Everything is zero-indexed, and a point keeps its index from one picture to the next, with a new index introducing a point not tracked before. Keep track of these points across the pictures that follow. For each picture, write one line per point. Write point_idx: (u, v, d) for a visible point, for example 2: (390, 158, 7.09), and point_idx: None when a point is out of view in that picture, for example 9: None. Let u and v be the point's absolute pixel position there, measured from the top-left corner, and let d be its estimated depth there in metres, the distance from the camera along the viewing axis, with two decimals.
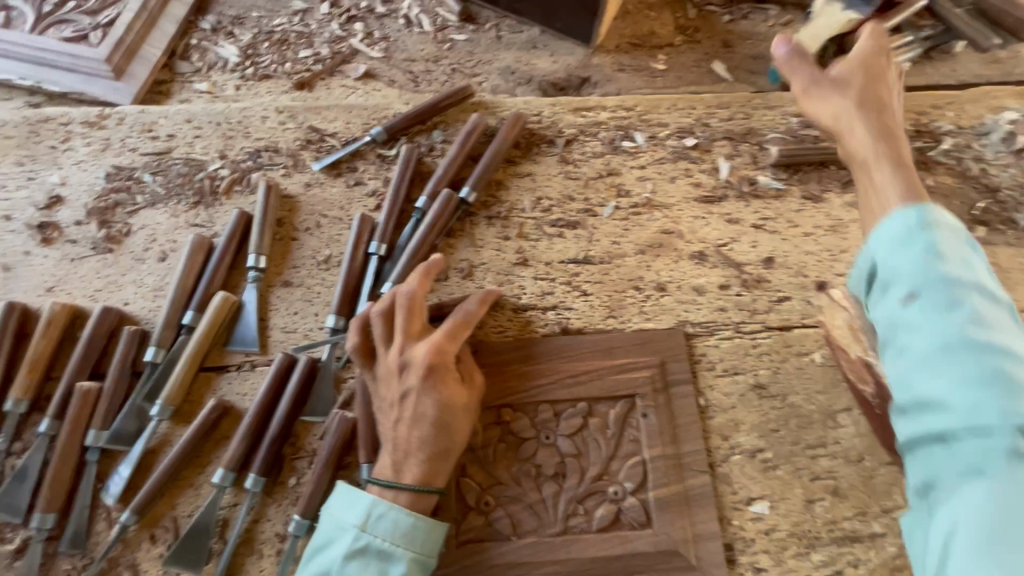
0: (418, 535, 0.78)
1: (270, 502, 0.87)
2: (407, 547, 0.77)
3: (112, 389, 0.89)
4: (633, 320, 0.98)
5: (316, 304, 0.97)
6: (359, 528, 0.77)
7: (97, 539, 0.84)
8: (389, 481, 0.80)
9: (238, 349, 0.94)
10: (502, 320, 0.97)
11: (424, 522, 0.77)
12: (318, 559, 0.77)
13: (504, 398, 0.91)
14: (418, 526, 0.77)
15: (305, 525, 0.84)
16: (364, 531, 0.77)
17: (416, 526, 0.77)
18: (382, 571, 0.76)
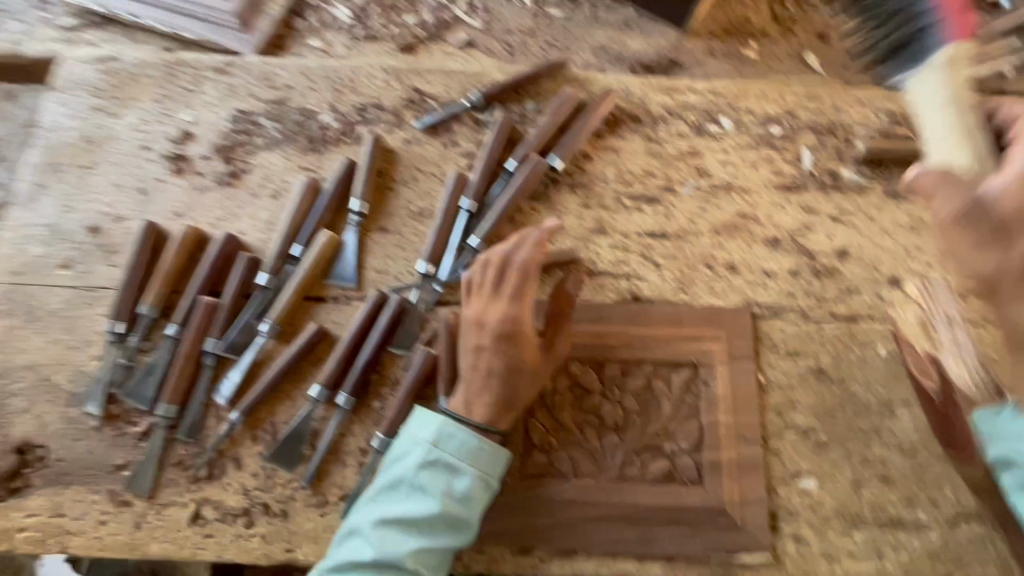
0: (483, 456, 0.86)
1: (356, 420, 0.97)
2: (472, 465, 0.85)
3: (228, 306, 1.00)
4: (703, 295, 1.03)
5: (407, 251, 1.06)
6: (431, 444, 0.86)
7: (209, 433, 0.97)
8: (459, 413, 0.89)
9: (337, 283, 1.04)
10: (577, 282, 1.04)
11: (489, 445, 0.85)
12: (393, 469, 0.86)
13: (574, 353, 0.97)
14: (483, 448, 0.86)
15: (385, 443, 0.95)
16: (435, 447, 0.85)
17: (481, 448, 0.86)
18: (451, 483, 0.84)
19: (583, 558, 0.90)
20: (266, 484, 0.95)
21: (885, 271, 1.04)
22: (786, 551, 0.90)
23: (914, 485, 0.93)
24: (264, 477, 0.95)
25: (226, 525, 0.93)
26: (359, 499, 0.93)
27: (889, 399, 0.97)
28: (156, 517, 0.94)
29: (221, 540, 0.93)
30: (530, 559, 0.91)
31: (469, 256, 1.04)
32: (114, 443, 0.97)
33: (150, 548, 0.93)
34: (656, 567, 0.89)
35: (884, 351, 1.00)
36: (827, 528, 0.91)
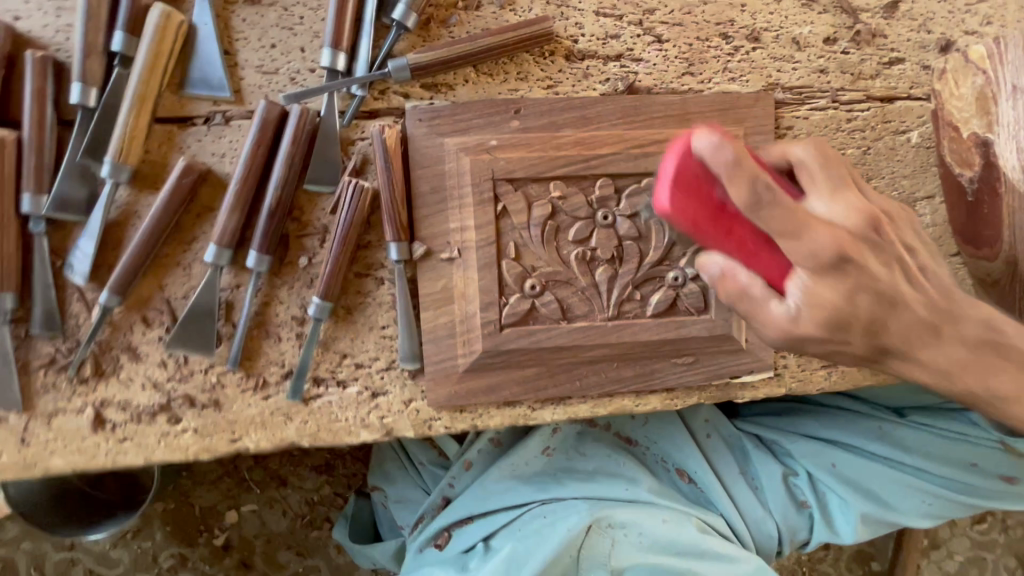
0: None
1: (280, 284, 0.74)
2: None
3: (36, 142, 0.65)
4: (715, 79, 0.78)
5: (301, 35, 0.70)
6: None
7: (77, 322, 0.72)
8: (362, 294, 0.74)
9: (202, 94, 0.69)
10: (553, 71, 0.75)
11: None
12: None
13: (555, 172, 0.74)
14: None
15: (328, 309, 0.73)
16: None
17: None
18: None
19: (576, 401, 0.81)
20: (180, 375, 0.74)
21: (937, 32, 0.82)
22: (784, 365, 0.85)
23: None
24: (175, 367, 0.74)
25: (144, 426, 0.74)
26: (308, 375, 0.76)
27: (911, 194, 0.85)
28: (45, 427, 0.73)
29: (143, 442, 0.75)
30: (519, 410, 0.81)
31: (396, 36, 0.70)
32: None
33: (52, 463, 0.74)
34: (652, 399, 0.83)
35: (917, 138, 0.84)
36: None
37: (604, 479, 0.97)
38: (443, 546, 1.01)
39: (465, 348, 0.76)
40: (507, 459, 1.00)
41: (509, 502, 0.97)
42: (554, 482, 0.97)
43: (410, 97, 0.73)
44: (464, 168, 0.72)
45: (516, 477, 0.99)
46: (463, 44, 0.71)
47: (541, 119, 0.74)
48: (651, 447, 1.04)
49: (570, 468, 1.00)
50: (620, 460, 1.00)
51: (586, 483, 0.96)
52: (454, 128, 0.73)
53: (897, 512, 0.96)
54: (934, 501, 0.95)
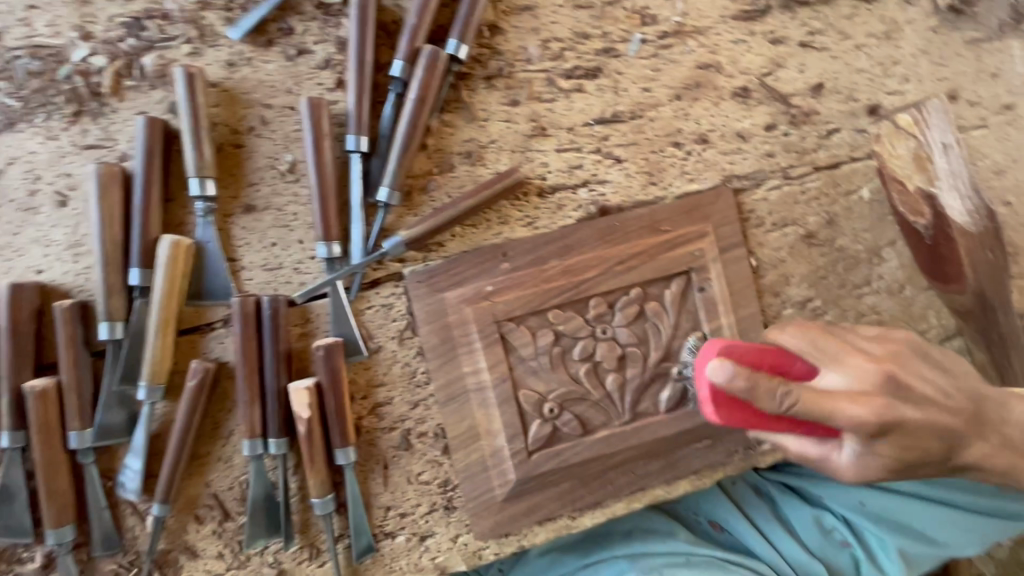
0: None
1: (307, 476, 0.76)
2: None
3: (75, 382, 0.71)
4: (675, 183, 0.85)
5: (297, 228, 0.77)
6: None
7: (133, 535, 0.75)
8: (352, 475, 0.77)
9: (216, 302, 0.75)
10: (529, 209, 0.82)
11: None
12: None
13: (549, 301, 0.80)
14: None
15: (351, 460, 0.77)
16: None
17: None
18: None
19: (613, 502, 0.85)
20: (238, 562, 0.77)
21: (863, 99, 0.90)
22: None
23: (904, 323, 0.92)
24: (232, 557, 0.77)
25: None
26: (369, 531, 0.79)
27: (875, 243, 0.90)
28: None
29: None
30: (561, 522, 0.84)
31: (383, 215, 0.77)
32: None
33: None
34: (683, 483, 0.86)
35: (866, 193, 0.90)
36: None
37: (641, 538, 0.98)
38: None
39: (500, 479, 0.80)
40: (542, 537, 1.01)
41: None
42: (596, 546, 0.98)
43: (406, 261, 0.79)
44: (468, 317, 0.79)
45: (554, 549, 1.00)
46: (443, 207, 0.78)
47: (528, 256, 0.80)
48: (681, 502, 1.06)
49: (607, 535, 1.00)
50: (652, 517, 1.01)
51: (624, 544, 0.97)
52: (451, 282, 0.79)
53: (945, 546, 0.99)
54: (972, 526, 0.97)
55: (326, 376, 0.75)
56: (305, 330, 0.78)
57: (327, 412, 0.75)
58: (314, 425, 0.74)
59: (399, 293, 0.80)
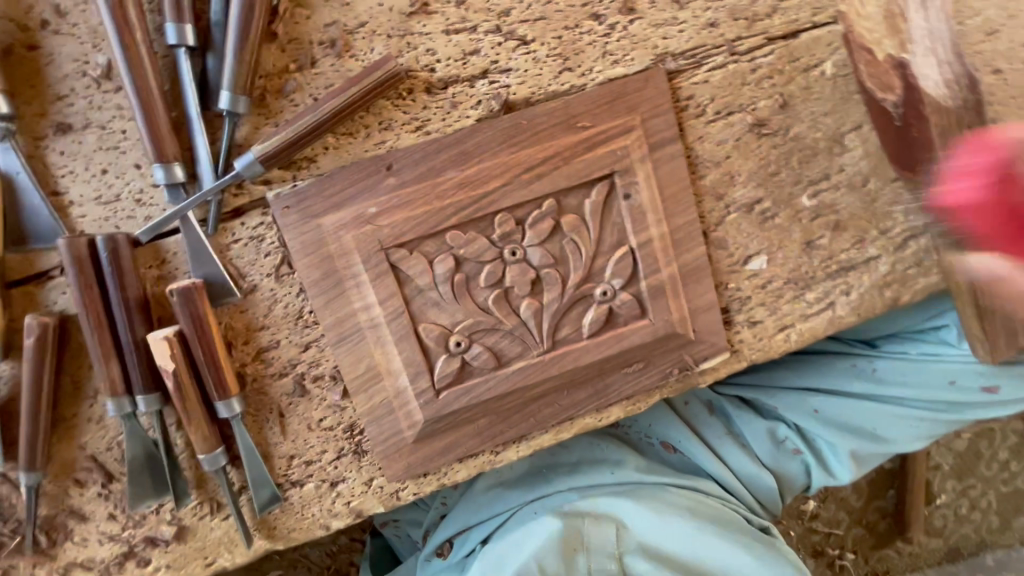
0: None
1: (189, 431, 0.68)
2: None
3: None
4: (596, 67, 0.71)
5: (129, 151, 0.64)
6: None
7: (10, 503, 0.70)
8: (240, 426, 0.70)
9: (44, 245, 0.64)
10: (415, 109, 0.68)
11: None
12: None
13: (445, 220, 0.68)
14: None
15: (237, 413, 0.69)
16: None
17: None
18: None
19: (538, 435, 0.79)
20: (133, 521, 0.73)
21: None
22: (741, 340, 0.82)
23: (866, 222, 0.81)
24: (126, 517, 0.72)
25: None
26: (270, 483, 0.73)
27: (838, 130, 0.78)
28: None
29: None
30: (483, 458, 0.78)
31: (231, 127, 0.63)
32: None
33: None
34: (614, 409, 0.80)
35: (831, 69, 0.76)
36: (780, 302, 0.82)
37: (589, 469, 0.97)
38: (447, 555, 1.02)
39: (408, 421, 0.73)
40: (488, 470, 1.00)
41: (497, 508, 0.98)
42: (540, 481, 0.98)
43: (271, 183, 0.67)
44: (349, 245, 0.67)
45: (499, 483, 0.99)
46: (304, 113, 0.64)
47: (417, 168, 0.67)
48: (632, 425, 1.04)
49: (555, 466, 0.99)
50: (603, 446, 1.00)
51: (573, 475, 0.97)
52: (327, 205, 0.67)
53: (891, 443, 0.97)
54: (921, 424, 0.95)
55: (189, 323, 0.65)
56: (161, 273, 0.67)
57: (198, 362, 0.67)
58: (184, 377, 0.66)
59: (268, 221, 0.68)
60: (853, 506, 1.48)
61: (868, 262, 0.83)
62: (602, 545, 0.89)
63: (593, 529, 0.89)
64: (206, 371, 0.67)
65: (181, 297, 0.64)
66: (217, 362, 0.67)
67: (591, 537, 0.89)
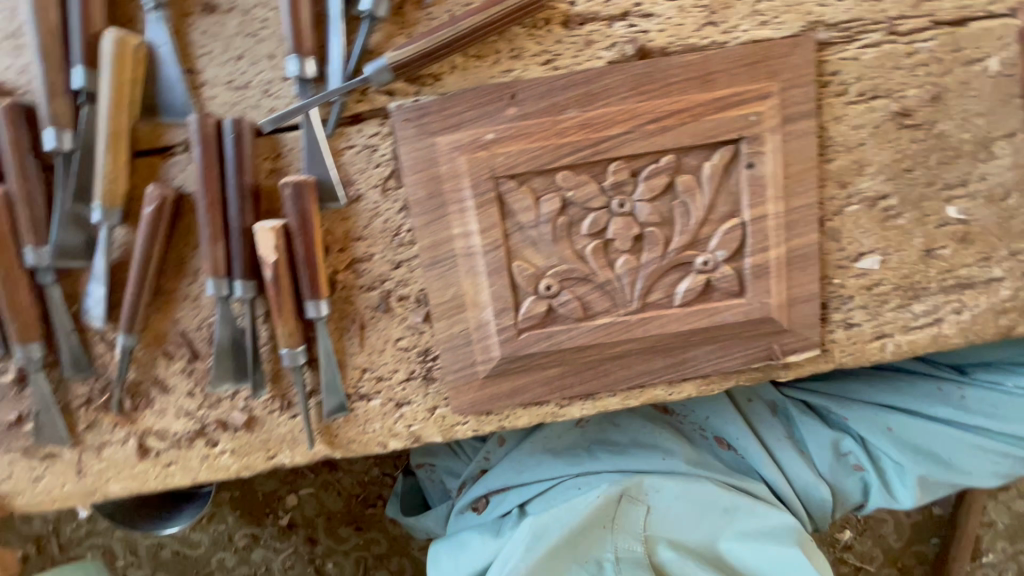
0: None
1: (276, 324, 0.70)
2: None
3: (26, 195, 0.65)
4: (742, 25, 0.67)
5: (267, 40, 0.65)
6: None
7: (104, 362, 0.74)
8: (325, 328, 0.72)
9: (174, 120, 0.66)
10: (547, 41, 0.66)
11: None
12: None
13: (559, 160, 0.66)
14: None
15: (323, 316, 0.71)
16: None
17: None
18: None
19: (605, 397, 0.77)
20: (209, 402, 0.76)
21: None
22: (833, 340, 0.78)
23: (996, 239, 0.75)
24: (203, 397, 0.75)
25: (184, 450, 0.78)
26: (341, 390, 0.75)
27: (988, 134, 0.72)
28: (96, 458, 0.77)
29: (187, 465, 0.78)
30: (546, 408, 0.78)
31: (367, 29, 0.63)
32: None
33: (110, 489, 0.79)
34: (686, 387, 0.78)
35: (997, 66, 0.69)
36: (882, 308, 0.77)
37: (638, 450, 0.95)
38: (481, 511, 1.01)
39: (483, 355, 0.73)
40: (538, 434, 1.00)
41: (542, 475, 0.96)
42: (585, 458, 0.96)
43: (394, 94, 0.67)
44: (461, 168, 0.67)
45: (547, 451, 0.98)
46: (441, 26, 0.63)
47: (540, 102, 0.66)
48: (688, 414, 1.01)
49: (605, 441, 0.98)
50: (655, 430, 0.98)
51: (620, 457, 0.94)
52: (446, 125, 0.66)
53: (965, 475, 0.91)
54: (1003, 460, 0.89)
55: (296, 220, 0.66)
56: (275, 166, 0.68)
57: (297, 259, 0.68)
58: (282, 273, 0.67)
59: (385, 133, 0.68)
60: (891, 545, 1.41)
61: (988, 283, 0.77)
62: (632, 527, 0.88)
63: (626, 509, 0.89)
64: (302, 271, 0.68)
65: (292, 193, 0.66)
66: (313, 264, 0.68)
67: (623, 521, 0.88)
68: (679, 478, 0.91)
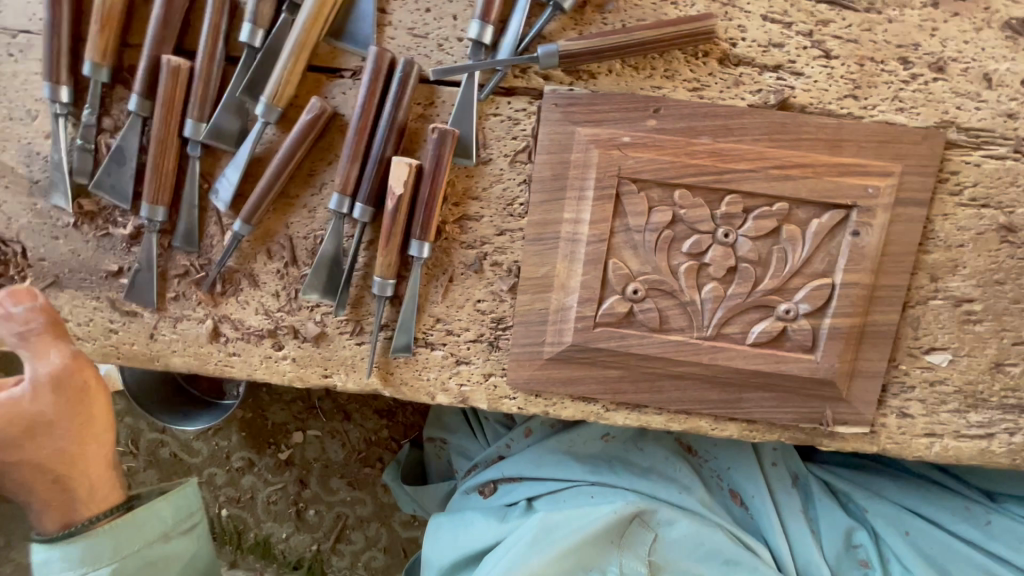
0: None
1: (379, 252, 0.75)
2: None
3: (205, 75, 0.72)
4: (881, 105, 0.72)
5: (456, 2, 0.72)
6: None
7: (211, 243, 0.79)
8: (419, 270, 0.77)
9: (353, 49, 0.73)
10: (701, 71, 0.72)
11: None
12: None
13: (682, 178, 0.71)
14: None
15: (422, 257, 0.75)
16: None
17: None
18: None
19: (652, 413, 0.80)
20: (289, 307, 0.80)
21: None
22: (884, 423, 0.79)
23: None
24: (286, 300, 0.80)
25: (250, 346, 0.82)
26: (412, 332, 0.79)
27: None
28: (170, 328, 0.82)
29: (248, 360, 0.82)
30: (593, 407, 0.80)
31: (549, 17, 0.69)
32: (100, 245, 0.79)
33: (172, 361, 0.83)
34: (731, 426, 0.80)
35: None
36: (939, 407, 0.79)
37: (658, 479, 0.97)
38: (487, 496, 1.05)
39: (554, 338, 0.77)
40: (563, 436, 1.02)
41: (559, 475, 0.98)
42: (606, 471, 0.98)
43: (550, 80, 0.73)
44: (591, 161, 0.71)
45: (569, 454, 1.00)
46: (614, 31, 0.69)
47: (680, 122, 0.71)
48: (710, 460, 1.02)
49: (626, 460, 1.00)
50: (676, 465, 0.99)
51: (639, 478, 0.96)
52: (589, 118, 0.71)
53: None
54: None
55: (431, 164, 0.72)
56: (425, 113, 0.74)
57: (419, 198, 0.73)
58: (402, 207, 0.72)
59: (530, 111, 0.73)
60: None
61: None
62: (638, 550, 0.90)
63: (636, 532, 0.91)
64: (419, 212, 0.73)
65: (435, 139, 0.71)
66: (431, 208, 0.73)
67: (632, 541, 0.90)
68: (693, 517, 0.92)
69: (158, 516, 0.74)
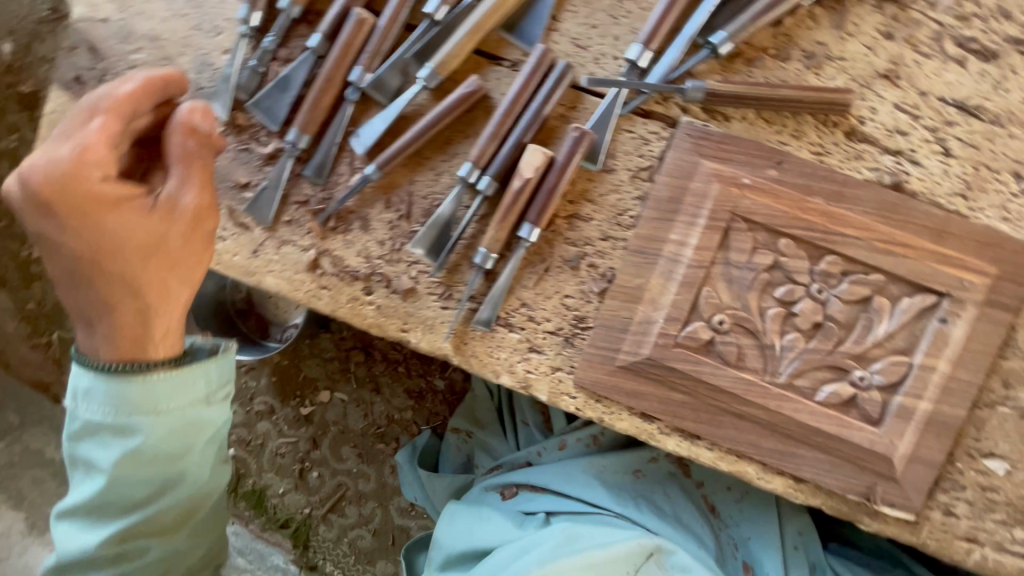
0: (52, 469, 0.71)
1: (490, 226, 0.80)
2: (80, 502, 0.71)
3: (385, 32, 0.79)
4: (988, 210, 0.76)
5: (621, 27, 0.79)
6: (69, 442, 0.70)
7: (338, 181, 0.84)
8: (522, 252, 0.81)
9: (519, 43, 0.81)
10: (827, 138, 0.77)
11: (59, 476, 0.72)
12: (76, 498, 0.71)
13: (791, 228, 0.75)
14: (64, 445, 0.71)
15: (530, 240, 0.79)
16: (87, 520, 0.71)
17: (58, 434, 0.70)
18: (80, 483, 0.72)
19: (705, 448, 0.81)
20: (390, 257, 0.84)
21: None
22: (929, 517, 0.79)
23: None
24: (389, 250, 0.84)
25: (341, 284, 0.85)
26: (497, 309, 0.82)
27: None
28: (273, 249, 0.86)
29: (335, 298, 0.85)
30: (648, 426, 0.82)
31: (702, 58, 0.77)
32: (236, 158, 0.85)
33: (265, 280, 0.86)
34: (778, 480, 0.80)
35: None
36: (987, 514, 0.79)
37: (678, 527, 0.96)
38: (505, 498, 1.05)
39: (632, 348, 0.79)
40: (596, 459, 1.03)
41: (583, 496, 0.98)
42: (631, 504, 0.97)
43: (687, 113, 0.79)
44: (710, 192, 0.76)
45: (597, 479, 1.00)
46: (759, 85, 0.76)
47: (800, 178, 0.76)
48: (730, 527, 1.02)
49: (651, 499, 0.99)
50: (697, 520, 0.99)
51: (661, 520, 0.95)
52: (717, 154, 0.77)
53: None
54: None
55: (563, 159, 0.77)
56: (567, 114, 0.80)
57: (543, 186, 0.78)
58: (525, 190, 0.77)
59: (662, 135, 0.79)
60: None
61: None
62: None
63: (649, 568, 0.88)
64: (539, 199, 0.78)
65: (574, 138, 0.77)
66: (551, 198, 0.78)
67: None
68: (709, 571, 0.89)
69: (207, 376, 0.73)
